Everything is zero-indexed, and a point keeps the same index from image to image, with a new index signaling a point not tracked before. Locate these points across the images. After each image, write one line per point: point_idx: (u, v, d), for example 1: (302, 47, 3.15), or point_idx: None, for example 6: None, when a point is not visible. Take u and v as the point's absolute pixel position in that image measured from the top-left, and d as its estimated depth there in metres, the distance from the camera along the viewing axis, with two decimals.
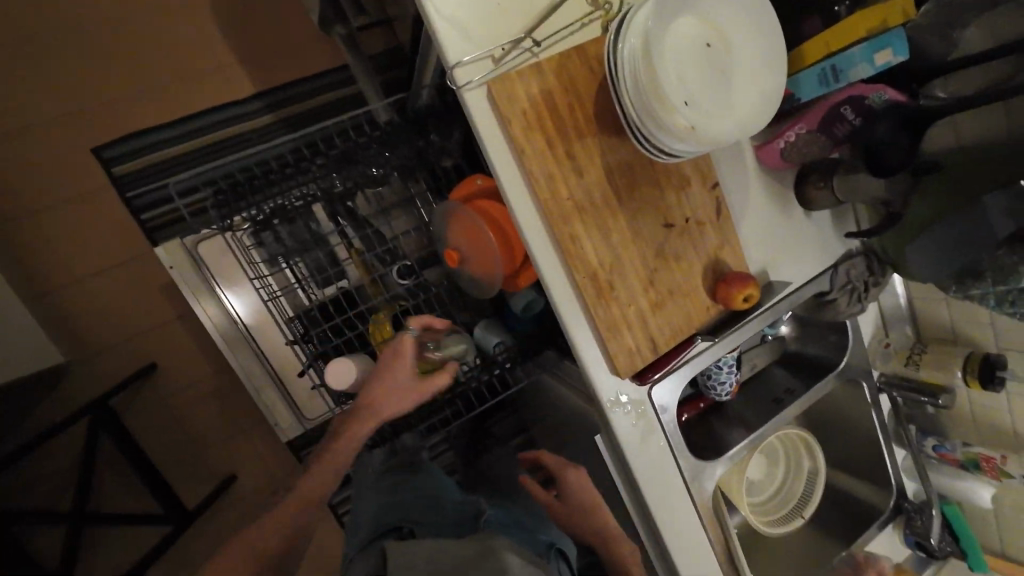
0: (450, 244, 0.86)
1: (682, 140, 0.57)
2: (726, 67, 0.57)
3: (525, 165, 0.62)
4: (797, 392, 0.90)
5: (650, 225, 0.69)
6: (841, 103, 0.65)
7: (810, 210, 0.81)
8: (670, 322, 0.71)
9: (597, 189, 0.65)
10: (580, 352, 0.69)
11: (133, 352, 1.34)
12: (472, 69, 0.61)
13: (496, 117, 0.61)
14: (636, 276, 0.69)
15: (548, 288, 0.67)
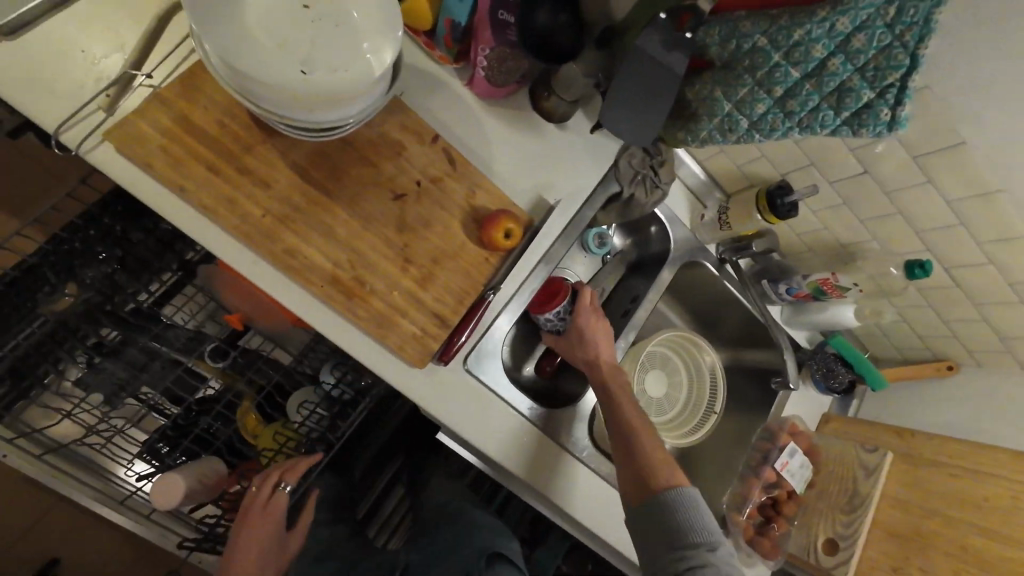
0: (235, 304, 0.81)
1: (324, 107, 0.52)
2: (336, 17, 0.53)
3: (196, 201, 0.57)
4: (643, 297, 0.88)
5: (377, 204, 0.64)
6: (496, 9, 0.62)
7: (560, 121, 0.78)
8: (449, 289, 0.67)
9: (294, 193, 0.60)
10: (364, 358, 0.65)
11: None
12: (80, 128, 0.55)
13: (139, 165, 0.55)
14: (385, 259, 0.64)
15: (296, 310, 0.62)
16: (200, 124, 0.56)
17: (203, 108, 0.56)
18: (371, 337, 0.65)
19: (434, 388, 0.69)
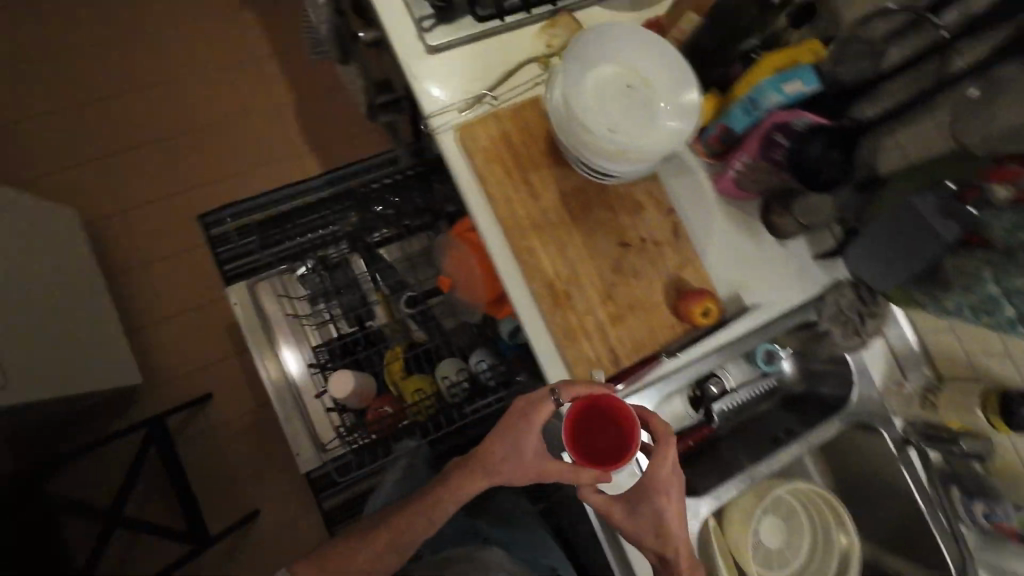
0: (445, 272, 0.97)
1: (614, 160, 0.66)
2: (649, 101, 0.67)
3: (488, 191, 0.73)
4: (799, 433, 0.83)
5: (605, 244, 0.76)
6: (771, 130, 0.68)
7: (783, 237, 0.83)
8: (630, 335, 0.74)
9: (552, 211, 0.74)
10: (540, 359, 0.74)
11: (195, 380, 1.54)
12: (443, 117, 0.74)
13: (463, 153, 0.74)
14: (592, 288, 0.74)
15: (509, 296, 0.74)
16: (517, 142, 0.74)
17: (523, 131, 0.74)
18: (553, 346, 0.74)
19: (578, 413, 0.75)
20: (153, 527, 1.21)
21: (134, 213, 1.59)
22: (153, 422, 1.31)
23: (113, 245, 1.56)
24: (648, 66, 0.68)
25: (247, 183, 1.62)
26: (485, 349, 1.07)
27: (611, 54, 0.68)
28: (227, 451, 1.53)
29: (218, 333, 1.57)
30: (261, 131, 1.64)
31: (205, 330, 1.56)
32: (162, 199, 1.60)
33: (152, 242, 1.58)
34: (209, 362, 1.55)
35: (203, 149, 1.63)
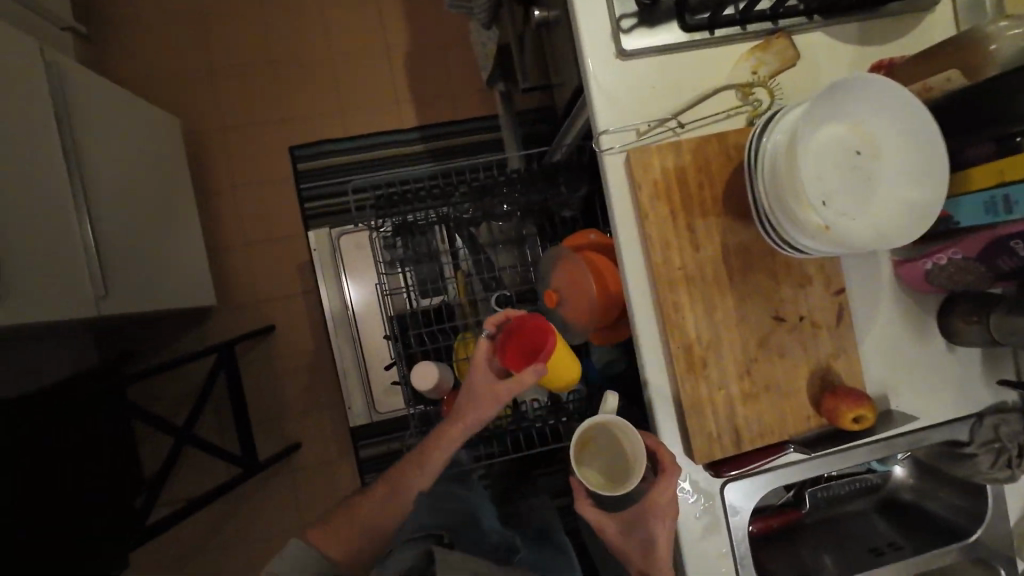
0: (551, 285, 0.91)
1: (813, 237, 0.56)
2: (871, 178, 0.57)
3: (644, 229, 0.66)
4: (906, 551, 0.76)
5: (758, 312, 0.67)
6: (1011, 236, 0.60)
7: (955, 344, 0.72)
8: (762, 419, 0.67)
9: (709, 265, 0.66)
10: (656, 420, 0.68)
11: (261, 312, 1.54)
12: (616, 137, 0.67)
13: (628, 181, 0.66)
14: (733, 360, 0.66)
15: (639, 346, 0.68)
16: (689, 180, 0.65)
17: (699, 170, 0.65)
18: (674, 410, 0.68)
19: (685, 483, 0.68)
20: (213, 446, 1.27)
21: (230, 133, 1.56)
22: (225, 348, 1.34)
23: (208, 163, 1.55)
24: (882, 134, 0.58)
25: (344, 123, 1.56)
26: None
27: (845, 110, 0.57)
28: (279, 387, 1.54)
29: (290, 271, 1.55)
30: (366, 72, 1.57)
31: (278, 264, 1.55)
32: (259, 124, 1.57)
33: (243, 166, 1.56)
34: (276, 297, 1.54)
35: (308, 81, 1.57)
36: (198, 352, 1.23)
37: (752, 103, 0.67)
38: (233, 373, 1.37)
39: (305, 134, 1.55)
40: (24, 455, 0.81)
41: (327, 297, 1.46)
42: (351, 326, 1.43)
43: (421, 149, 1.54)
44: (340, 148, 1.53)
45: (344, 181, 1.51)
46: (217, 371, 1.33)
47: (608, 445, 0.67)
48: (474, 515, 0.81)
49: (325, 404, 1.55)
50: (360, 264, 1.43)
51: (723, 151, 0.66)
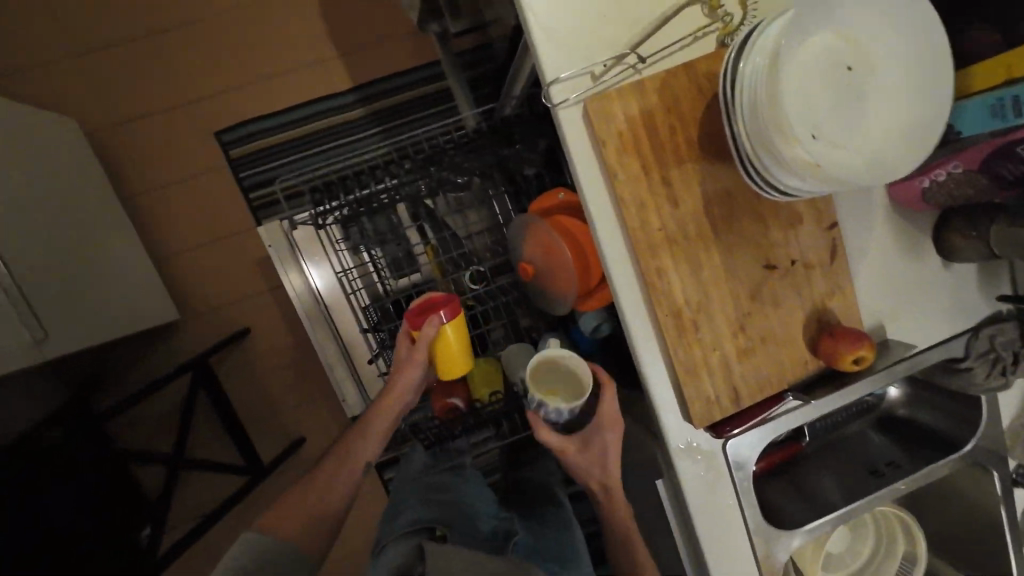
0: (525, 256, 0.84)
1: (801, 177, 0.48)
2: (865, 96, 0.48)
3: (614, 191, 0.58)
4: (905, 467, 0.77)
5: (747, 263, 0.61)
6: (1017, 142, 0.56)
7: (951, 260, 0.68)
8: (759, 373, 0.64)
9: (690, 220, 0.59)
10: (651, 391, 0.65)
11: (227, 319, 1.44)
12: (569, 86, 0.56)
13: (590, 137, 0.57)
14: (725, 318, 0.62)
15: (625, 319, 0.63)
16: (659, 126, 0.57)
17: (669, 113, 0.56)
18: (669, 378, 0.65)
19: (686, 446, 0.66)
20: (211, 462, 1.24)
21: (142, 127, 1.37)
22: (199, 364, 1.27)
23: (126, 165, 1.38)
24: (875, 41, 0.48)
25: (269, 96, 1.37)
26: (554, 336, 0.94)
27: (831, 16, 0.47)
28: (267, 390, 1.50)
29: (248, 270, 1.44)
30: (283, 32, 1.37)
31: (233, 265, 1.43)
32: (172, 111, 1.37)
33: (166, 162, 1.38)
34: (240, 300, 1.44)
35: (218, 52, 1.37)
36: (170, 375, 1.16)
37: (723, 19, 0.56)
38: (214, 386, 1.31)
39: (229, 115, 1.38)
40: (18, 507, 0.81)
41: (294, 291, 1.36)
42: (323, 316, 1.35)
43: (362, 114, 1.38)
44: (271, 126, 1.36)
45: (283, 163, 1.36)
46: (197, 388, 1.28)
47: (549, 376, 0.72)
48: (468, 505, 0.79)
49: (318, 398, 1.52)
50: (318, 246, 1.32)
51: (694, 86, 0.57)
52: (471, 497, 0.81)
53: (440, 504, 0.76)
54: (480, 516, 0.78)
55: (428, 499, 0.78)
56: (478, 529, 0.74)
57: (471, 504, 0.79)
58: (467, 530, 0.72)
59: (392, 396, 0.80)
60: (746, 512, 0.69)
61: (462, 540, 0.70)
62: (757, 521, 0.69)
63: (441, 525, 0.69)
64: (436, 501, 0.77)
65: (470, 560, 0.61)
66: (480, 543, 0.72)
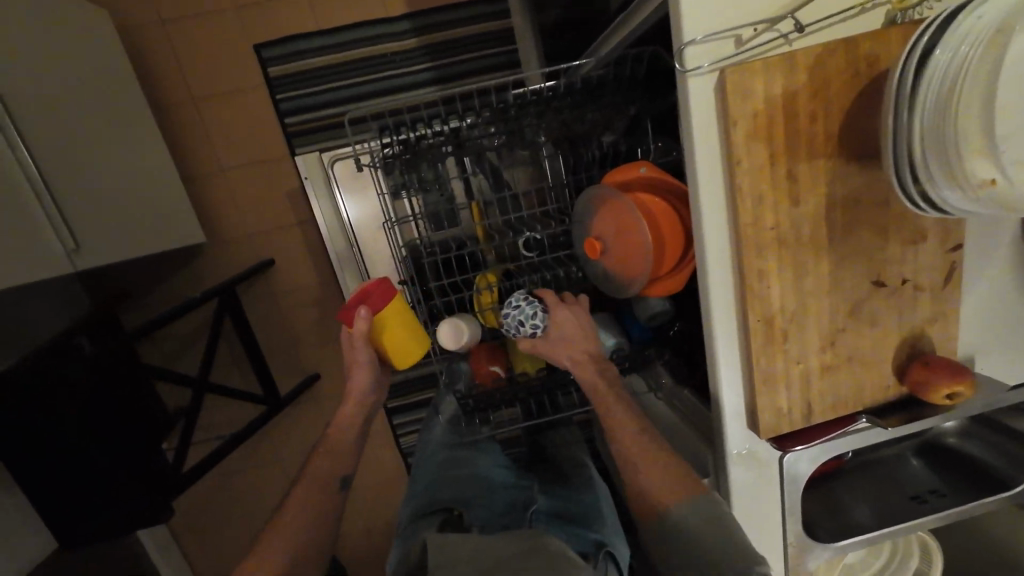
0: (594, 232, 0.78)
1: (968, 192, 0.42)
2: None
3: (732, 180, 0.51)
4: (949, 498, 0.76)
5: (857, 277, 0.56)
6: None
7: None
8: (837, 391, 0.60)
9: (808, 222, 0.53)
10: (720, 394, 0.62)
11: (250, 248, 1.35)
12: (706, 49, 0.48)
13: (720, 114, 0.50)
14: (818, 332, 0.58)
15: (710, 318, 0.59)
16: (801, 110, 0.49)
17: (816, 96, 0.49)
18: (742, 384, 0.61)
19: (743, 453, 0.65)
20: (233, 390, 1.25)
21: (175, 26, 1.25)
22: (225, 291, 1.24)
23: (155, 68, 1.27)
24: None
25: (316, 11, 1.25)
26: (603, 317, 0.90)
27: None
28: (283, 329, 1.42)
29: (277, 203, 1.33)
30: None
31: (258, 192, 1.33)
32: (208, 13, 1.25)
33: (198, 70, 1.27)
34: (262, 230, 1.34)
35: None
36: (197, 300, 1.13)
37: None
38: (239, 315, 1.29)
39: (270, 27, 1.26)
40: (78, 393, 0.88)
41: (327, 229, 1.32)
42: (354, 260, 1.32)
43: (415, 45, 1.26)
44: (315, 45, 1.25)
45: (325, 89, 1.26)
46: (222, 314, 1.25)
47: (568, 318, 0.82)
48: (485, 479, 0.80)
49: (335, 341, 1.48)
50: (354, 183, 1.25)
51: (850, 66, 0.48)
52: (486, 471, 0.82)
53: (456, 482, 0.77)
54: (497, 489, 0.78)
55: (444, 479, 0.79)
56: (497, 502, 0.75)
57: (486, 478, 0.80)
58: (487, 506, 0.73)
59: (349, 399, 0.82)
60: (787, 521, 0.68)
61: (481, 517, 0.71)
62: (794, 530, 0.69)
63: (459, 506, 0.71)
64: (452, 481, 0.78)
65: (472, 554, 0.58)
66: (499, 518, 0.72)
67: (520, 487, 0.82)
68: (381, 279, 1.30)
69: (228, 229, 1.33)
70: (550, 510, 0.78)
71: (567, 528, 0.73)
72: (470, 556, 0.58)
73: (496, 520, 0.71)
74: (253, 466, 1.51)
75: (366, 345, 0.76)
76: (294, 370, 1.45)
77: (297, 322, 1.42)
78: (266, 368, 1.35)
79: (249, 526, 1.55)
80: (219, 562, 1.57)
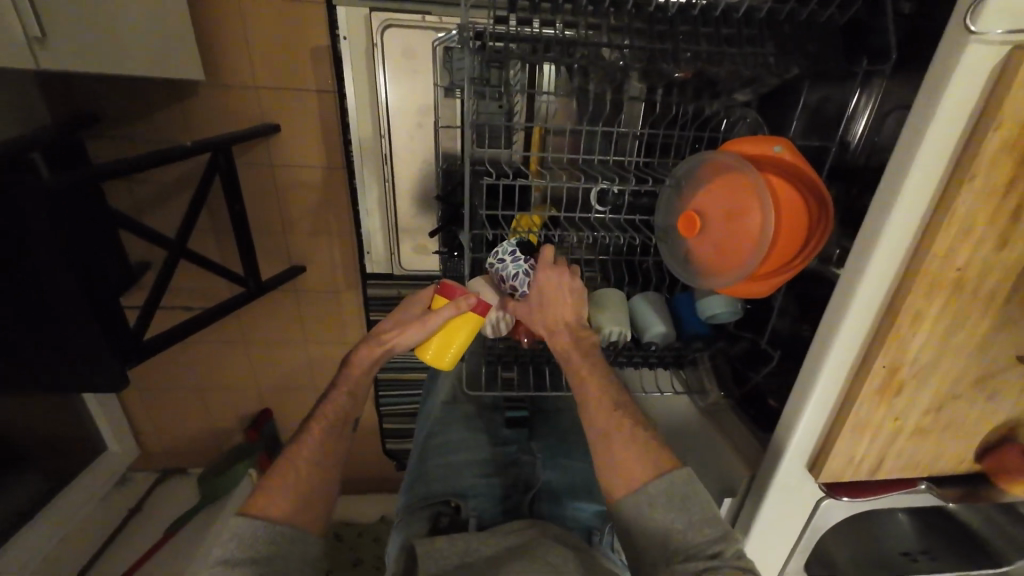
0: (698, 209, 0.65)
1: None
2: None
3: (946, 198, 0.40)
4: (936, 562, 0.79)
5: (1006, 347, 0.48)
6: None
7: None
8: (917, 454, 0.55)
9: (996, 274, 0.44)
10: (794, 427, 0.55)
11: (257, 105, 1.12)
12: (1009, 10, 0.35)
13: (978, 108, 0.38)
14: (933, 393, 0.51)
15: (827, 352, 0.50)
16: None
17: None
18: (823, 423, 0.54)
19: (787, 488, 0.60)
20: (211, 263, 1.10)
21: None
22: (221, 148, 1.04)
23: None
24: None
25: None
26: (653, 296, 0.77)
27: None
28: (276, 209, 1.24)
29: (299, 57, 1.07)
30: None
31: (275, 35, 1.05)
32: None
33: None
34: (273, 86, 1.10)
35: None
36: (186, 151, 0.94)
37: None
38: (232, 182, 1.11)
39: None
40: (45, 234, 0.74)
41: (356, 110, 1.10)
42: (380, 155, 1.14)
43: None
44: None
45: None
46: (212, 175, 1.07)
47: (613, 304, 0.75)
48: (483, 459, 0.73)
49: (329, 238, 1.28)
50: (401, 61, 1.04)
51: None
52: (485, 447, 0.75)
53: (451, 465, 0.71)
54: (495, 470, 0.72)
55: (436, 460, 0.72)
56: (497, 487, 0.70)
57: (486, 455, 0.74)
58: (488, 492, 0.69)
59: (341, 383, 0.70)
60: (795, 555, 0.66)
61: (480, 507, 0.66)
62: (797, 563, 0.67)
63: (455, 500, 0.65)
64: (449, 462, 0.72)
65: (463, 552, 0.55)
66: (499, 506, 0.68)
67: (524, 458, 0.77)
68: (405, 183, 1.16)
69: (233, 73, 1.08)
70: (555, 488, 0.72)
71: (568, 501, 0.70)
72: (462, 551, 0.55)
73: (498, 507, 0.68)
74: (216, 344, 1.40)
75: (424, 325, 0.66)
76: (281, 256, 1.30)
77: (294, 205, 1.24)
78: (251, 247, 1.19)
79: (208, 400, 1.49)
80: (167, 425, 1.52)
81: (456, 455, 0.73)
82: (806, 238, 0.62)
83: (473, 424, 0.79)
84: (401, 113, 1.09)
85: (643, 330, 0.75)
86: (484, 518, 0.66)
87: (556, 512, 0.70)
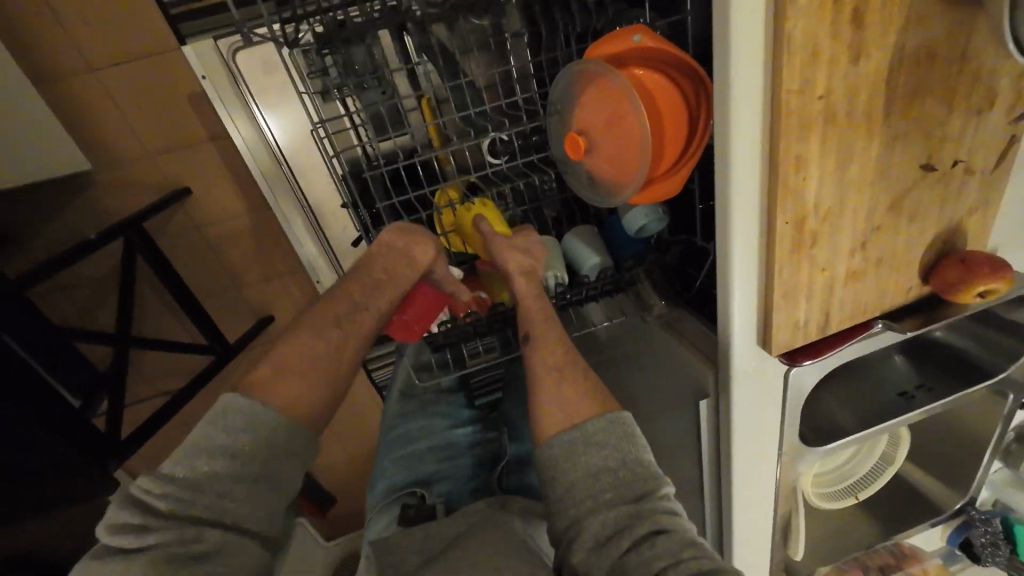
0: (578, 127, 0.62)
1: None
2: None
3: (778, 24, 0.37)
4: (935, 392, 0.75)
5: (907, 158, 0.45)
6: None
7: None
8: (861, 297, 0.53)
9: (864, 89, 0.41)
10: (727, 312, 0.54)
11: (154, 173, 1.08)
12: None
13: None
14: (851, 231, 0.48)
15: (729, 227, 0.48)
16: None
17: None
18: (755, 300, 0.53)
19: (747, 371, 0.59)
20: (166, 342, 1.09)
21: None
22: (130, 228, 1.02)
23: None
24: None
25: None
26: (583, 229, 0.75)
27: None
28: (218, 269, 1.22)
29: (175, 111, 1.02)
30: None
31: (142, 98, 1.00)
32: None
33: None
34: (161, 150, 1.06)
35: None
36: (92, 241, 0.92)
37: None
38: (158, 257, 1.09)
39: None
40: None
41: (246, 148, 1.04)
42: (285, 179, 1.06)
43: None
44: None
45: None
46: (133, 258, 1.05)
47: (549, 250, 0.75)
48: (446, 445, 0.73)
49: (277, 280, 1.26)
50: (269, 81, 0.94)
51: None
52: (446, 433, 0.75)
53: (413, 456, 0.71)
54: (459, 452, 0.73)
55: (401, 453, 0.73)
56: (462, 468, 0.70)
57: (445, 442, 0.74)
58: (451, 477, 0.69)
59: None
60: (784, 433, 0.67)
61: (446, 491, 0.66)
62: (790, 436, 0.67)
63: (419, 487, 0.65)
64: (407, 458, 0.71)
65: (424, 535, 0.54)
66: (467, 486, 0.68)
67: (490, 438, 0.76)
68: (323, 202, 1.10)
69: (119, 150, 1.04)
70: (522, 456, 0.71)
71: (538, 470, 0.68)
72: (423, 537, 0.54)
73: (464, 490, 0.67)
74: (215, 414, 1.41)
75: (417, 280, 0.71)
76: (240, 312, 1.28)
77: (231, 260, 1.21)
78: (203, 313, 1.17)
79: None
80: None
81: (418, 448, 0.73)
82: (690, 135, 0.60)
83: (433, 410, 0.78)
84: (295, 134, 1.01)
85: (579, 266, 0.74)
86: (451, 501, 0.65)
87: (523, 481, 0.69)
